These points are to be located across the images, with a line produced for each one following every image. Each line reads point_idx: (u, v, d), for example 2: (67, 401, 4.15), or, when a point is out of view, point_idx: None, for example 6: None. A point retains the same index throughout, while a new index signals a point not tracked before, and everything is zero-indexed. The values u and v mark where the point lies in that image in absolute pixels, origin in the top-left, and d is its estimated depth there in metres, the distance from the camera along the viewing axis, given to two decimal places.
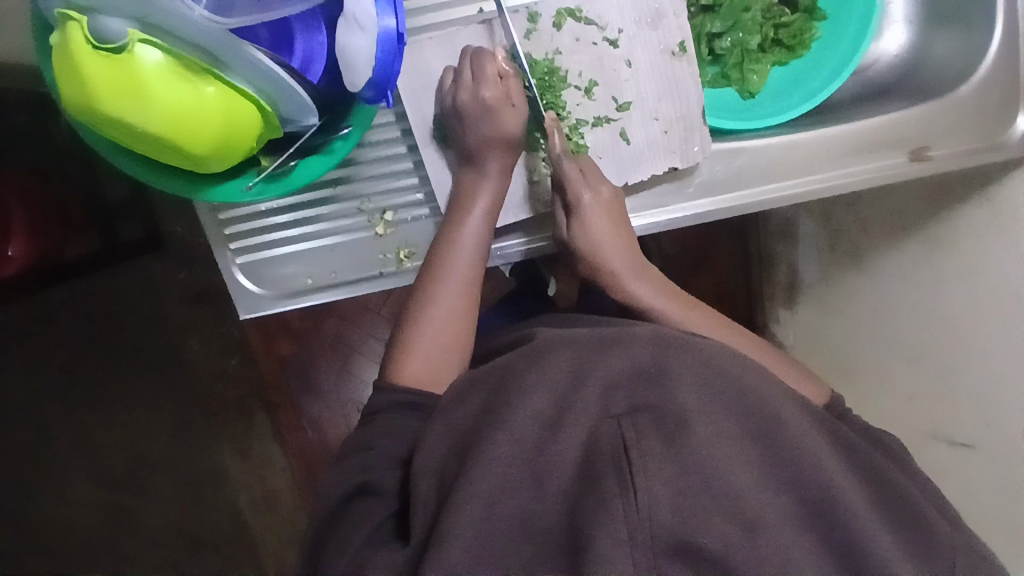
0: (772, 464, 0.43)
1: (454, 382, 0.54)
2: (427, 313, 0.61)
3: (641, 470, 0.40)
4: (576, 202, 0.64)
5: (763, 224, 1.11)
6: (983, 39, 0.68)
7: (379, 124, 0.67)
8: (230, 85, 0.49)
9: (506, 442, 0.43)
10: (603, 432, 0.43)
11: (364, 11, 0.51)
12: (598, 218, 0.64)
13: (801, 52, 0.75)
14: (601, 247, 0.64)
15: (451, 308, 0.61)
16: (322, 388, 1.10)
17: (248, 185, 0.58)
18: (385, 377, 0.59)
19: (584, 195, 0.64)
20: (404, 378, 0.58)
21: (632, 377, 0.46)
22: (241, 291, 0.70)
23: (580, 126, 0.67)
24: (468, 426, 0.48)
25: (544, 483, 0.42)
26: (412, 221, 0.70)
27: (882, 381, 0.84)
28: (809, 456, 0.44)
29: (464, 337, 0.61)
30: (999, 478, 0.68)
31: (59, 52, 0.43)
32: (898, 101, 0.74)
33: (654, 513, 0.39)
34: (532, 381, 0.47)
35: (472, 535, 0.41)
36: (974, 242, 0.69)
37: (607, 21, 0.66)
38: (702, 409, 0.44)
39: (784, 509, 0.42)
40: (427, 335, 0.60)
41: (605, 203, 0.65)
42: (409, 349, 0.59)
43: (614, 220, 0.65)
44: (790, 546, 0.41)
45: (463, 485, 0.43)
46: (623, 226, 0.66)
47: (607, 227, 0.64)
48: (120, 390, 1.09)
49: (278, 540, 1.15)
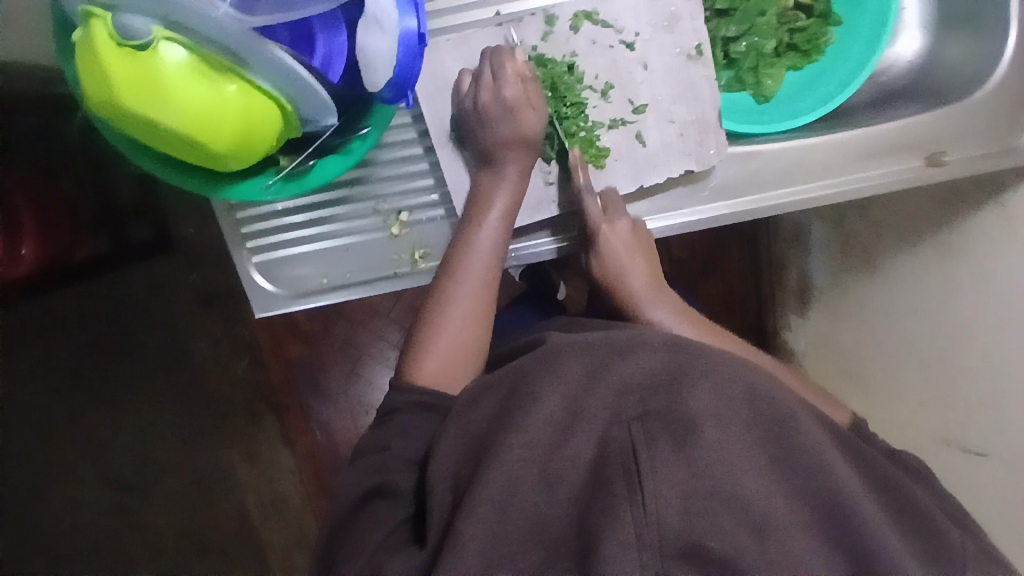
0: (790, 468, 0.44)
1: (468, 386, 0.55)
2: (440, 314, 0.61)
3: (649, 475, 0.40)
4: (596, 235, 0.65)
5: (774, 230, 1.11)
6: (999, 44, 0.68)
7: (395, 125, 0.68)
8: (251, 84, 0.49)
9: (520, 444, 0.44)
10: (613, 438, 0.43)
11: (385, 13, 0.52)
12: (618, 249, 0.65)
13: (814, 57, 0.75)
14: (610, 251, 0.65)
15: (466, 308, 0.61)
16: (331, 391, 1.10)
17: (268, 183, 0.59)
18: (400, 377, 0.60)
19: (600, 229, 0.65)
20: (421, 378, 0.58)
21: (645, 383, 0.45)
22: (257, 291, 0.70)
23: (595, 129, 0.67)
24: (482, 429, 0.48)
25: (555, 487, 0.42)
26: (427, 222, 0.69)
27: (894, 387, 0.84)
28: (826, 465, 0.44)
29: (478, 341, 0.61)
30: (1011, 485, 0.68)
31: (82, 48, 0.44)
32: (912, 106, 0.74)
33: (663, 515, 0.39)
34: (547, 383, 0.47)
35: (486, 539, 0.41)
36: (986, 248, 0.69)
37: (623, 23, 0.66)
38: (714, 416, 0.43)
39: (800, 516, 0.42)
40: (443, 336, 0.60)
41: (618, 229, 0.65)
42: (425, 349, 0.60)
43: (634, 249, 0.65)
44: (808, 552, 0.41)
45: (477, 486, 0.43)
46: (645, 251, 0.66)
47: (629, 257, 0.65)
48: (129, 391, 1.09)
49: (284, 543, 1.15)
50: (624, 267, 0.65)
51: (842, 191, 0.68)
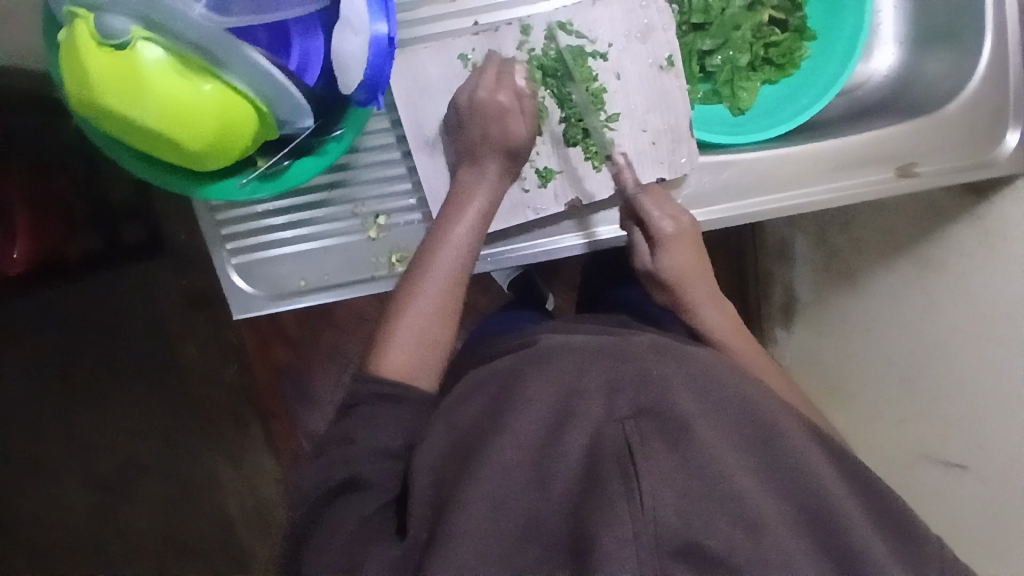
0: (774, 469, 0.44)
1: (466, 380, 0.55)
2: (421, 282, 0.59)
3: (645, 473, 0.40)
4: (658, 233, 0.65)
5: (759, 243, 1.12)
6: (973, 57, 0.70)
7: (373, 130, 0.68)
8: (229, 85, 0.49)
9: (512, 445, 0.43)
10: (606, 436, 0.42)
11: (357, 14, 0.53)
12: (682, 248, 0.64)
13: (791, 70, 0.76)
14: (672, 252, 0.64)
15: (440, 287, 0.59)
16: (317, 401, 1.10)
17: (242, 182, 0.59)
18: (361, 370, 0.56)
19: (665, 225, 0.65)
20: (388, 368, 0.55)
21: (635, 380, 0.46)
22: (235, 291, 0.70)
23: (593, 131, 0.68)
24: (470, 428, 0.48)
25: (549, 485, 0.42)
26: (405, 226, 0.70)
27: (874, 399, 0.84)
28: (809, 467, 0.45)
29: (448, 328, 0.58)
30: (988, 498, 0.68)
31: (65, 48, 0.45)
32: (888, 117, 0.75)
33: (659, 512, 0.39)
34: (535, 383, 0.47)
35: (481, 533, 0.41)
36: (963, 262, 0.70)
37: (597, 34, 0.67)
38: (702, 415, 0.44)
39: (782, 513, 0.43)
40: (415, 312, 0.58)
41: (682, 225, 0.65)
42: (393, 329, 0.57)
43: (694, 249, 0.65)
44: (789, 550, 0.41)
45: (469, 485, 0.42)
46: (702, 254, 0.66)
47: (691, 257, 0.65)
48: (116, 396, 1.09)
49: (267, 553, 1.14)
50: (685, 271, 0.64)
51: (835, 199, 0.69)
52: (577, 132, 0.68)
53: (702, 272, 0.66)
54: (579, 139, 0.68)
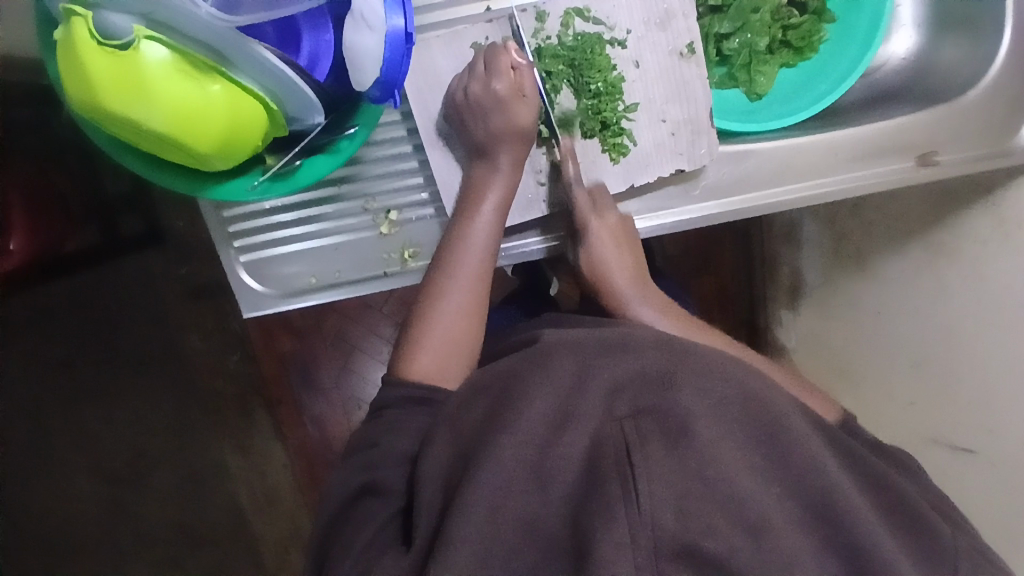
0: (790, 471, 0.43)
1: (466, 382, 0.54)
2: (436, 306, 0.60)
3: (643, 475, 0.39)
4: (583, 227, 0.65)
5: (766, 228, 1.11)
6: (995, 41, 0.68)
7: (385, 123, 0.67)
8: (237, 83, 0.48)
9: (512, 445, 0.43)
10: (606, 439, 0.42)
11: (372, 11, 0.52)
12: (604, 242, 0.64)
13: (808, 54, 0.74)
14: (594, 246, 0.65)
15: (458, 318, 0.60)
16: (323, 384, 1.10)
17: (253, 184, 0.58)
18: (393, 371, 0.59)
19: (590, 221, 0.64)
20: (412, 373, 0.58)
21: (638, 382, 0.45)
22: (244, 289, 0.69)
23: (615, 126, 0.67)
24: (473, 430, 0.47)
25: (548, 488, 0.42)
26: (417, 221, 0.69)
27: (882, 384, 0.84)
28: (820, 466, 0.44)
29: (471, 329, 0.61)
30: (998, 485, 0.68)
31: (63, 47, 0.43)
32: (903, 105, 0.73)
33: (657, 515, 0.38)
34: (537, 385, 0.46)
35: (480, 539, 0.40)
36: (979, 248, 0.69)
37: (615, 21, 0.65)
38: (704, 415, 0.43)
39: (796, 517, 0.42)
40: (434, 330, 0.59)
41: (608, 222, 0.65)
42: (416, 344, 0.59)
43: (621, 243, 0.65)
44: (803, 556, 0.40)
45: (469, 488, 0.42)
46: (631, 248, 0.66)
47: (613, 251, 0.65)
48: (120, 384, 1.09)
49: (277, 536, 1.15)
50: (605, 265, 0.65)
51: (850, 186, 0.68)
52: (595, 126, 0.66)
53: (626, 265, 0.65)
54: (598, 133, 0.67)
